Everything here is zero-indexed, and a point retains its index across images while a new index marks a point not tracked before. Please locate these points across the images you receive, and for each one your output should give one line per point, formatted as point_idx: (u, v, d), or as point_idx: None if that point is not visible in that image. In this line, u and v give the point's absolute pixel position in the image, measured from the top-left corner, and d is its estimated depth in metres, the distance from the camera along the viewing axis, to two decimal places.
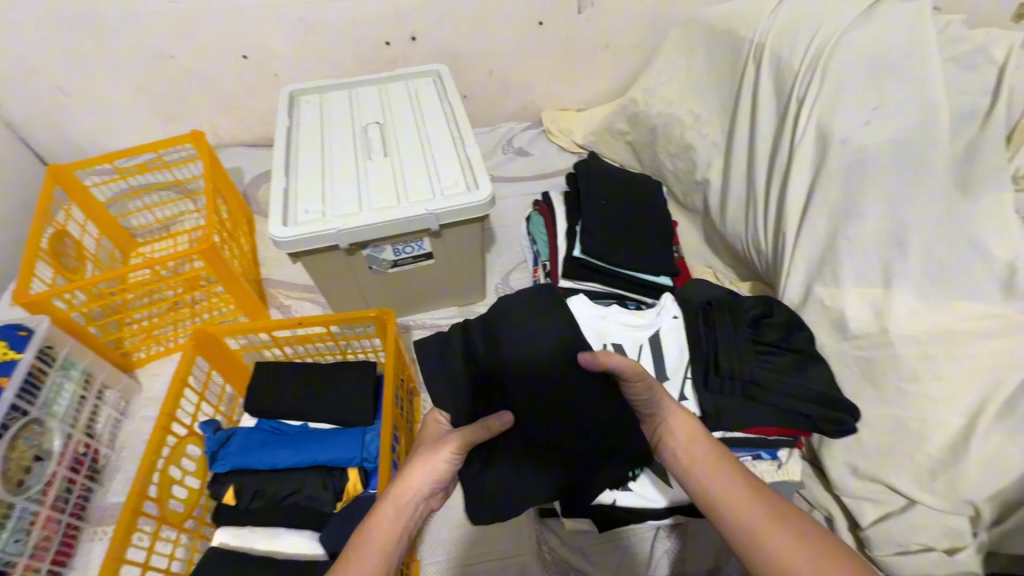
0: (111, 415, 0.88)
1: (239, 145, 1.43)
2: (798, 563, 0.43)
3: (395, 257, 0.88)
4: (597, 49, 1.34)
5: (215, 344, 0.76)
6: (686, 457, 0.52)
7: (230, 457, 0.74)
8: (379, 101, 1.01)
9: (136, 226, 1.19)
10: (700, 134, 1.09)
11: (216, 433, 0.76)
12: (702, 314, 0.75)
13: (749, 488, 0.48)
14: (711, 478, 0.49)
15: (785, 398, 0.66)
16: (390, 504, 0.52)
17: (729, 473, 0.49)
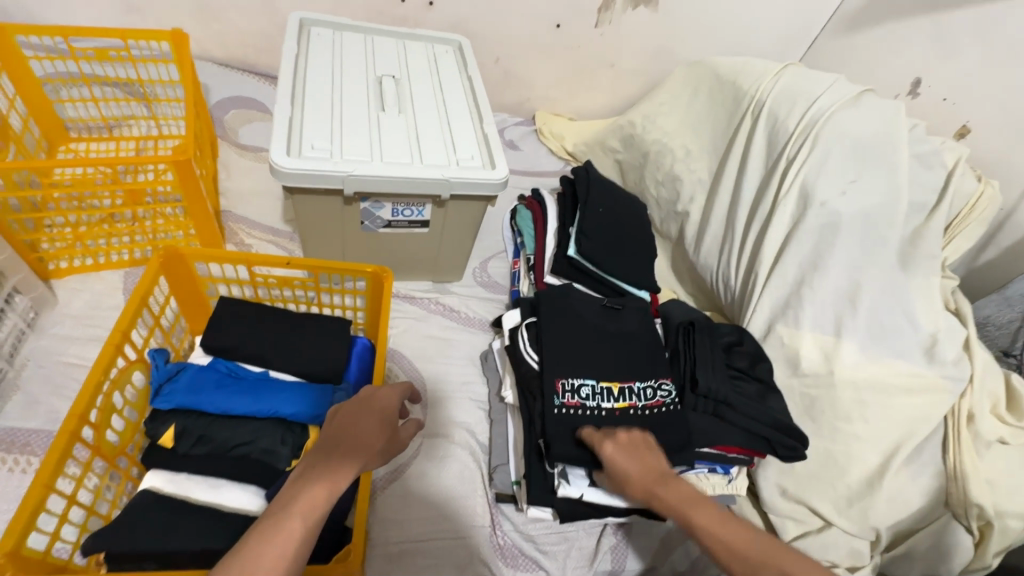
0: (17, 325, 0.75)
1: (207, 60, 1.28)
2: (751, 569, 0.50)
3: (391, 217, 0.84)
4: (602, 66, 1.39)
5: (184, 267, 0.68)
6: (680, 503, 0.56)
7: (178, 396, 0.66)
8: (396, 56, 0.97)
9: (73, 118, 1.02)
10: (688, 168, 1.16)
11: (166, 364, 0.68)
12: (683, 331, 0.80)
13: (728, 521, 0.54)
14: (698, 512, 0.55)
15: (748, 419, 0.72)
16: (302, 509, 0.46)
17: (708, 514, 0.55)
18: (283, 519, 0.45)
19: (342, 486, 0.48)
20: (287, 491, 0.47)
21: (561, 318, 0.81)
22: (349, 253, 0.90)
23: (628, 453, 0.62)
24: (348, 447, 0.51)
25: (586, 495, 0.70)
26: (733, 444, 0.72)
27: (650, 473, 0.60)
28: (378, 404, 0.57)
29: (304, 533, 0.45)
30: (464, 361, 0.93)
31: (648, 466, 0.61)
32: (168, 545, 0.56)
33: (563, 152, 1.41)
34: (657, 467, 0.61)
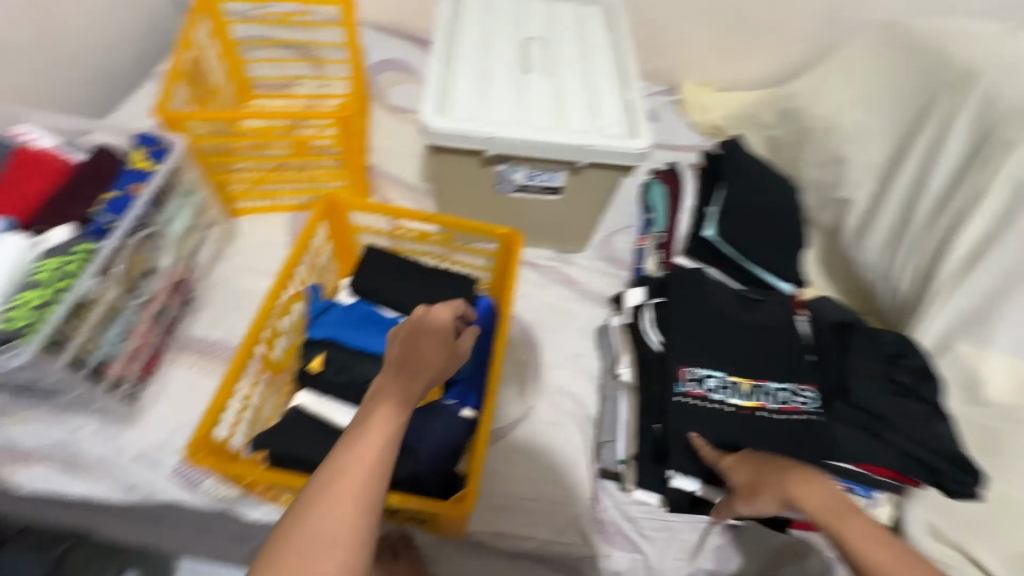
0: (209, 253, 0.88)
1: (365, 24, 1.37)
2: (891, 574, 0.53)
3: (525, 181, 0.85)
4: (764, 30, 1.24)
5: (341, 213, 0.75)
6: (823, 514, 0.58)
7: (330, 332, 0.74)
8: (543, 18, 0.95)
9: (257, 76, 1.16)
10: (858, 149, 1.01)
11: (320, 299, 0.76)
12: (835, 332, 0.71)
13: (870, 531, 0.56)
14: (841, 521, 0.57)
15: (909, 442, 0.63)
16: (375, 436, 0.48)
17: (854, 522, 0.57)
18: (358, 439, 0.48)
19: (408, 405, 0.50)
20: (360, 416, 0.50)
21: (692, 301, 0.76)
22: (480, 215, 0.93)
23: (758, 468, 0.63)
24: (409, 366, 0.51)
25: (700, 490, 0.71)
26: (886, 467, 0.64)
27: (783, 476, 0.62)
28: (433, 321, 0.54)
29: (376, 455, 0.47)
30: (579, 332, 0.93)
31: (781, 471, 0.62)
32: (313, 458, 0.63)
33: (705, 125, 1.30)
34: (784, 472, 0.62)
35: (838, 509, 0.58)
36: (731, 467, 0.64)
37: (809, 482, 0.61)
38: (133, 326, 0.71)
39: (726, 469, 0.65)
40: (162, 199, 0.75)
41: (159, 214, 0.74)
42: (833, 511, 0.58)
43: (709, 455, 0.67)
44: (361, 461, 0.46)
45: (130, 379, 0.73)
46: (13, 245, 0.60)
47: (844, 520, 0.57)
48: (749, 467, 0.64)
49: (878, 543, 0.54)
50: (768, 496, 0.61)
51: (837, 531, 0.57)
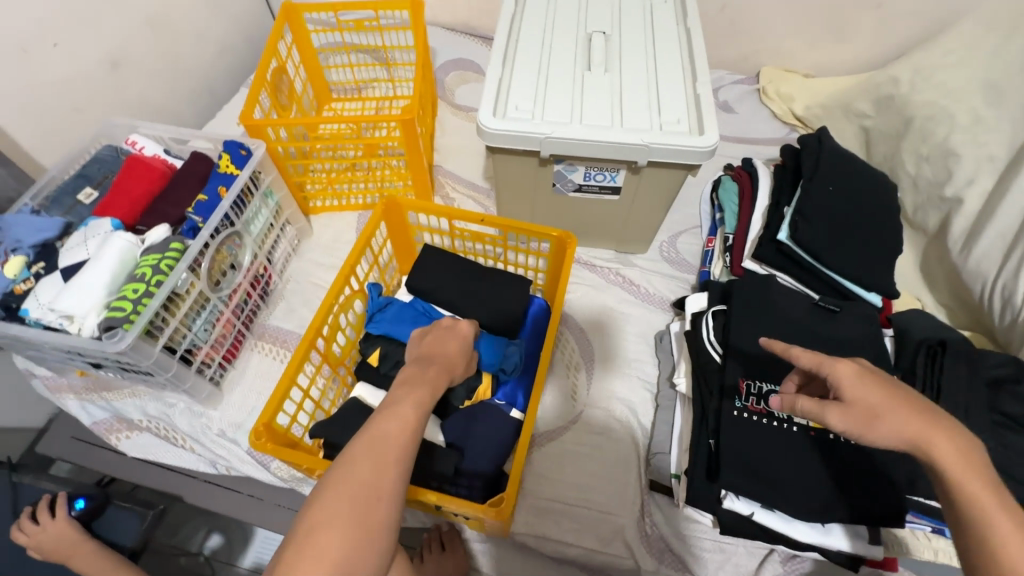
0: (286, 248, 0.96)
1: (438, 25, 1.40)
2: None
3: (583, 181, 0.83)
4: (866, 7, 1.11)
5: (399, 214, 0.78)
6: (954, 468, 0.42)
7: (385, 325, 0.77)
8: (609, 11, 0.92)
9: (335, 81, 1.23)
10: (973, 141, 0.88)
11: (378, 297, 0.79)
12: (926, 351, 0.63)
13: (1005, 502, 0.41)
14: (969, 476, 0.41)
15: (1011, 483, 0.54)
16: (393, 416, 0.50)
17: (997, 502, 0.41)
18: (397, 406, 0.51)
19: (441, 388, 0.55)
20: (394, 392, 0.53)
21: (760, 309, 0.71)
22: (538, 216, 0.92)
23: (884, 405, 0.43)
24: (439, 359, 0.59)
25: (758, 515, 0.62)
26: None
27: (915, 417, 0.43)
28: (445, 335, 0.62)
29: (414, 419, 0.51)
30: (637, 337, 0.90)
31: (915, 412, 0.43)
32: None
33: (790, 117, 1.20)
34: (919, 408, 0.43)
35: (984, 480, 0.41)
36: (847, 384, 0.44)
37: (950, 431, 0.43)
38: (217, 314, 0.79)
39: (838, 383, 0.45)
40: (243, 200, 0.82)
41: (240, 214, 0.81)
42: (977, 477, 0.41)
43: (809, 361, 0.47)
44: (377, 438, 0.48)
45: (214, 363, 0.81)
46: (122, 243, 0.69)
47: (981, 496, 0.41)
48: (876, 394, 0.44)
49: (1022, 532, 0.39)
50: (889, 431, 0.42)
51: (969, 501, 0.41)
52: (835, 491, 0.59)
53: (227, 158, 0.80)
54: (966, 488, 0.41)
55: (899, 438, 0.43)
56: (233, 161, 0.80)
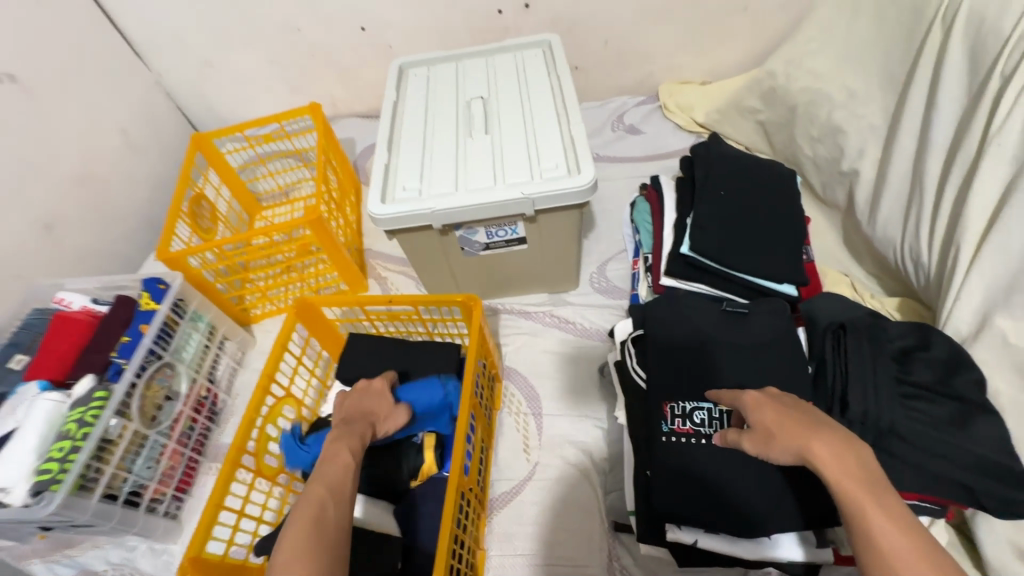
0: (229, 363, 0.98)
1: (352, 115, 1.47)
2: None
3: (488, 239, 0.85)
4: (734, 11, 1.16)
5: (314, 312, 0.80)
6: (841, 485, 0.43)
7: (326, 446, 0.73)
8: (484, 76, 0.97)
9: (262, 192, 1.29)
10: (853, 115, 0.90)
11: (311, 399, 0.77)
12: (832, 336, 0.63)
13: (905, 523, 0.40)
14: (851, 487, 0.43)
15: (931, 458, 0.53)
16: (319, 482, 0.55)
17: (882, 509, 0.41)
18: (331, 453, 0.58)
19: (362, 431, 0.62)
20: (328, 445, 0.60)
21: (672, 327, 0.71)
22: (460, 279, 0.95)
23: (772, 422, 0.49)
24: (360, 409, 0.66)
25: (701, 542, 0.61)
26: (912, 491, 0.54)
27: (803, 430, 0.47)
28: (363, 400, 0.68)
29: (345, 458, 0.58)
30: (581, 375, 0.90)
31: (806, 426, 0.47)
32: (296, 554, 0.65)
33: (694, 125, 1.23)
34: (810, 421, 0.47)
35: (862, 484, 0.42)
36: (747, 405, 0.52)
37: (836, 442, 0.45)
38: (160, 449, 0.80)
39: (746, 410, 0.52)
40: (168, 330, 0.84)
41: (168, 345, 0.84)
42: (858, 483, 0.43)
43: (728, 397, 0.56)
44: (309, 509, 0.52)
45: (166, 496, 0.81)
46: (46, 403, 0.72)
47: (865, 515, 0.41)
48: (771, 412, 0.50)
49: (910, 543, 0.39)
50: (780, 447, 0.47)
51: (856, 512, 0.42)
52: (772, 503, 0.58)
53: (146, 296, 0.84)
54: (850, 497, 0.42)
55: (788, 451, 0.47)
56: (152, 298, 0.84)
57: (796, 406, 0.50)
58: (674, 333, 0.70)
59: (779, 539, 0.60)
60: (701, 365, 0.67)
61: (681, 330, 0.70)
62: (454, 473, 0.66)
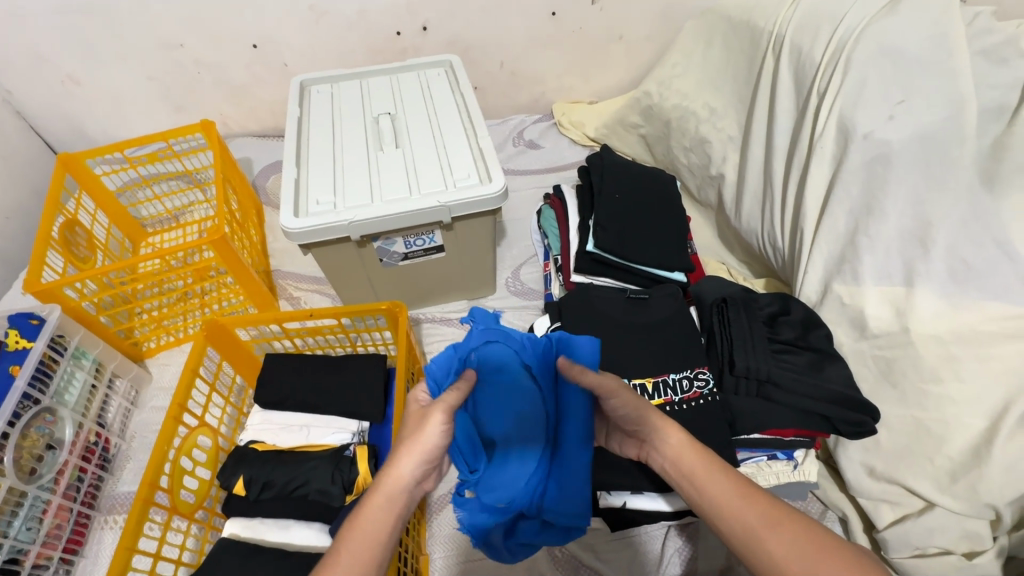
0: (122, 405, 0.88)
1: (248, 135, 1.40)
2: (741, 509, 0.45)
3: (406, 249, 0.87)
4: (612, 40, 1.30)
5: (227, 334, 0.76)
6: (676, 453, 0.51)
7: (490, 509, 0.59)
8: (390, 94, 1.00)
9: (146, 216, 1.18)
10: (715, 128, 1.07)
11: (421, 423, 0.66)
12: (717, 310, 0.74)
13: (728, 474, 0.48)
14: (682, 448, 0.51)
15: (800, 398, 0.66)
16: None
17: (714, 469, 0.49)
18: (365, 504, 0.47)
19: (428, 459, 0.50)
20: (376, 484, 0.48)
21: (586, 316, 0.77)
22: (379, 290, 0.95)
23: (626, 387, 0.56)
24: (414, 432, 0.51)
25: (630, 502, 0.67)
26: (785, 427, 0.67)
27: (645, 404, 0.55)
28: (382, 487, 0.48)
29: (388, 512, 0.47)
30: None
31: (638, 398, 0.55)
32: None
33: (587, 140, 1.35)
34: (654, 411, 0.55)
35: (684, 448, 0.51)
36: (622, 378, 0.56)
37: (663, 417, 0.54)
38: (43, 507, 0.71)
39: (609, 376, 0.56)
40: (46, 371, 0.76)
41: (46, 387, 0.75)
42: (688, 450, 0.51)
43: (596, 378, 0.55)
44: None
45: (53, 561, 0.72)
46: None
47: (718, 483, 0.48)
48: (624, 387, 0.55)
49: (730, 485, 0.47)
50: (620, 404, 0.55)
51: (693, 478, 0.49)
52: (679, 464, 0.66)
53: (15, 333, 0.74)
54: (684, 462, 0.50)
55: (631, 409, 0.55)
56: (23, 334, 0.74)
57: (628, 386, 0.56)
58: (588, 321, 0.76)
59: None
60: (614, 348, 0.74)
61: (594, 318, 0.77)
62: None
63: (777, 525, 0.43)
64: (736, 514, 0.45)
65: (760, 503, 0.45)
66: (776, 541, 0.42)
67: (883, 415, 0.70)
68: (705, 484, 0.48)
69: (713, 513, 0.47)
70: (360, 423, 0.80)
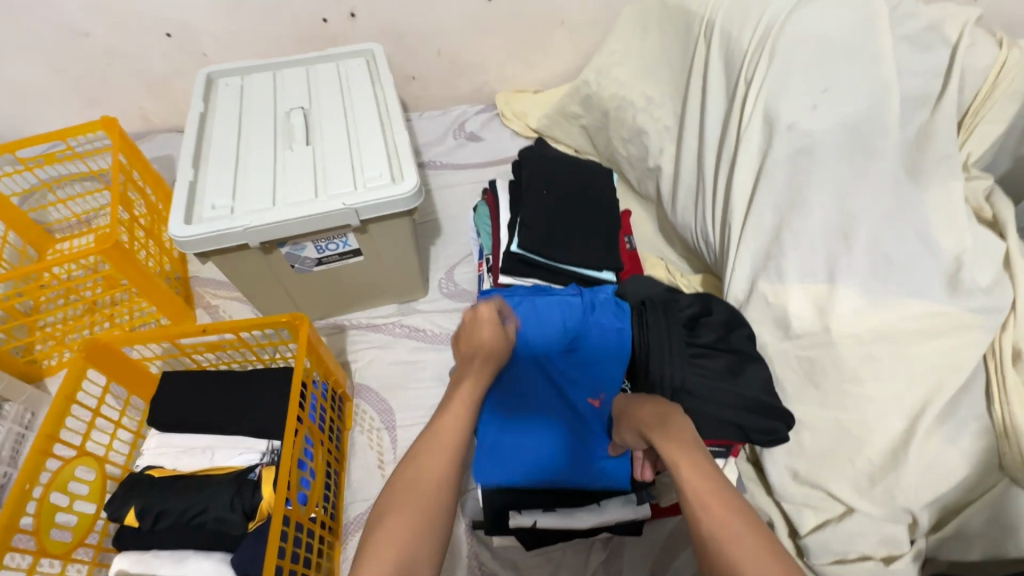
0: (14, 430, 0.82)
1: (171, 131, 1.32)
2: (707, 507, 0.46)
3: (318, 254, 0.81)
4: (552, 27, 1.24)
5: (110, 354, 0.70)
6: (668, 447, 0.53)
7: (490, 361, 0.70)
8: (305, 86, 0.93)
9: (53, 221, 1.09)
10: (651, 118, 1.03)
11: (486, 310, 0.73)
12: (636, 312, 0.72)
13: (708, 476, 0.49)
14: (671, 447, 0.53)
15: (713, 406, 0.65)
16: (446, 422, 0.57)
17: (696, 468, 0.50)
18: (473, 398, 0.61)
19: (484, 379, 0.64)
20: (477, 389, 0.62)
21: None
22: (297, 297, 0.89)
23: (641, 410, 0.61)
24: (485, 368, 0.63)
25: (539, 521, 0.66)
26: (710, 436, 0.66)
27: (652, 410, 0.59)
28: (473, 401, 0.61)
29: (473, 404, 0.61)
30: (434, 382, 0.90)
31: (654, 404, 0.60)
32: None
33: (529, 131, 1.30)
34: (675, 434, 0.55)
35: (675, 445, 0.53)
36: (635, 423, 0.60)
37: (665, 416, 0.57)
38: None
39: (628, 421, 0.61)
40: None
41: None
42: (674, 445, 0.53)
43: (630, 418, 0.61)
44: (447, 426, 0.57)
45: None
46: None
47: (709, 504, 0.46)
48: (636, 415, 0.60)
49: (705, 483, 0.48)
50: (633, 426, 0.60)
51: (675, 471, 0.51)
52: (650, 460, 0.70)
53: None
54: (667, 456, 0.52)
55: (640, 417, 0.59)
56: None
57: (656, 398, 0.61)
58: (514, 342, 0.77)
59: (605, 507, 0.68)
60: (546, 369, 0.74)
61: None
62: (275, 509, 0.59)
63: (761, 550, 0.42)
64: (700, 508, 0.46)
65: (724, 507, 0.46)
66: (729, 546, 0.43)
67: (806, 418, 0.68)
68: (697, 504, 0.47)
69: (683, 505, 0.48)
70: (270, 442, 0.74)
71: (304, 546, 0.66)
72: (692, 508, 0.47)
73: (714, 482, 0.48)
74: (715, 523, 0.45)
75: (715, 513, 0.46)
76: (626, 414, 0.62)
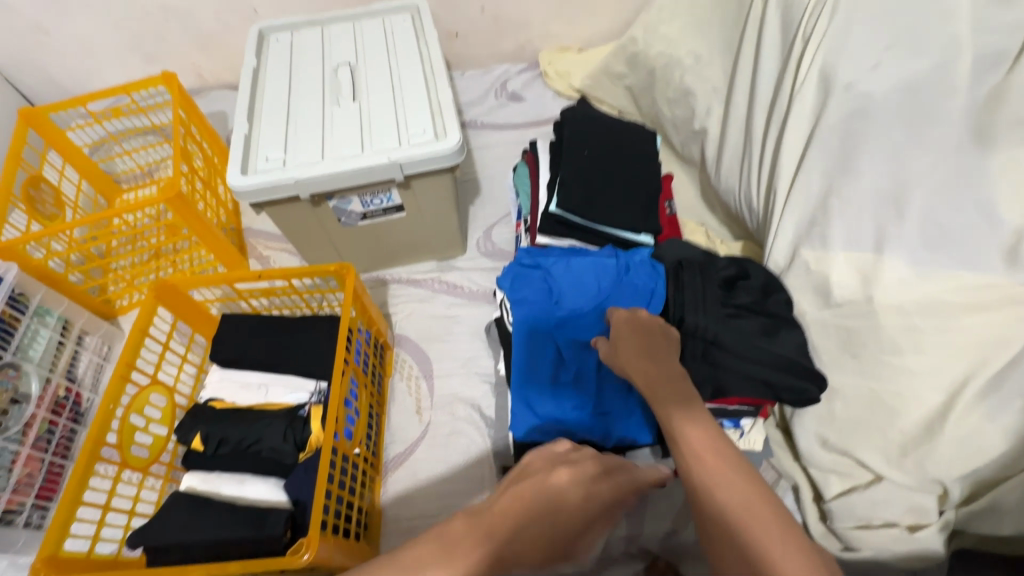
0: (93, 360, 0.92)
1: (224, 87, 1.36)
2: (704, 458, 0.47)
3: (363, 208, 0.84)
4: None
5: (176, 294, 0.76)
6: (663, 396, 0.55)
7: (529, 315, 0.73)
8: (352, 42, 0.94)
9: (120, 172, 1.17)
10: (700, 78, 0.99)
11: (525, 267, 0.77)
12: (673, 272, 0.72)
13: (707, 431, 0.50)
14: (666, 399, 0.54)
15: (746, 362, 0.66)
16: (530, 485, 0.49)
17: (696, 422, 0.51)
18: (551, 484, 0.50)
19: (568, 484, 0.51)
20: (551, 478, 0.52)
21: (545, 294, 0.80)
22: (342, 250, 0.94)
23: (638, 351, 0.60)
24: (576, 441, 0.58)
25: None
26: (743, 393, 0.67)
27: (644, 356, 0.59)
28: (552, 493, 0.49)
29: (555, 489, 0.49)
30: (469, 336, 0.94)
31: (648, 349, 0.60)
32: (167, 538, 0.65)
33: (572, 91, 1.28)
34: (677, 382, 0.56)
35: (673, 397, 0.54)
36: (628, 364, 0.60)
37: (663, 366, 0.58)
38: (12, 456, 0.75)
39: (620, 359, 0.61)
40: (8, 328, 0.78)
41: (9, 343, 0.77)
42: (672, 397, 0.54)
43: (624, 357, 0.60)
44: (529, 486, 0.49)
45: (25, 505, 0.77)
46: None
47: (703, 455, 0.48)
48: (630, 358, 0.60)
49: (702, 435, 0.49)
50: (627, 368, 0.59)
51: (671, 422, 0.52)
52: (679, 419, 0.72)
53: None
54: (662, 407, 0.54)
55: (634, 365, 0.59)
56: None
57: (653, 340, 0.61)
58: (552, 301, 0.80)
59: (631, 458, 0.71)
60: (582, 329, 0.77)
61: None
62: (325, 440, 0.64)
63: (752, 501, 0.43)
64: (694, 458, 0.48)
65: (724, 458, 0.47)
66: (724, 492, 0.44)
67: (840, 386, 0.68)
68: (690, 452, 0.48)
69: (680, 455, 0.50)
70: (318, 382, 0.79)
71: (349, 476, 0.72)
72: (687, 459, 0.48)
73: (714, 435, 0.50)
74: (710, 473, 0.46)
75: (711, 464, 0.47)
76: (623, 350, 0.61)
